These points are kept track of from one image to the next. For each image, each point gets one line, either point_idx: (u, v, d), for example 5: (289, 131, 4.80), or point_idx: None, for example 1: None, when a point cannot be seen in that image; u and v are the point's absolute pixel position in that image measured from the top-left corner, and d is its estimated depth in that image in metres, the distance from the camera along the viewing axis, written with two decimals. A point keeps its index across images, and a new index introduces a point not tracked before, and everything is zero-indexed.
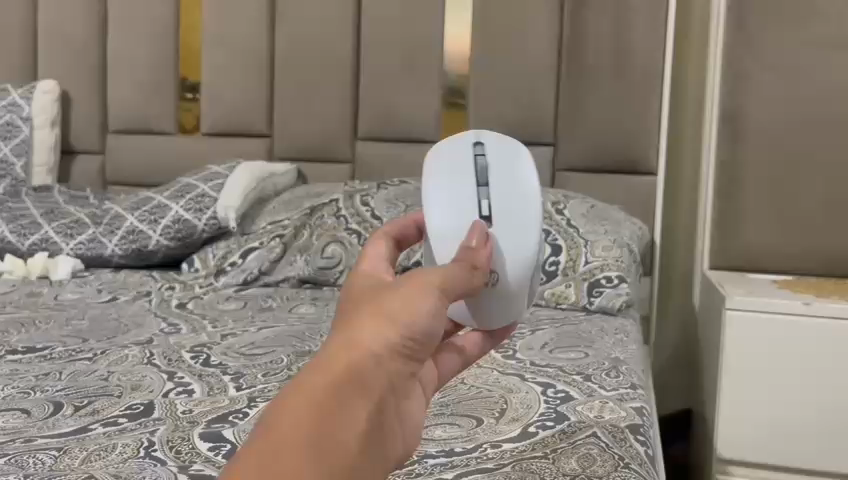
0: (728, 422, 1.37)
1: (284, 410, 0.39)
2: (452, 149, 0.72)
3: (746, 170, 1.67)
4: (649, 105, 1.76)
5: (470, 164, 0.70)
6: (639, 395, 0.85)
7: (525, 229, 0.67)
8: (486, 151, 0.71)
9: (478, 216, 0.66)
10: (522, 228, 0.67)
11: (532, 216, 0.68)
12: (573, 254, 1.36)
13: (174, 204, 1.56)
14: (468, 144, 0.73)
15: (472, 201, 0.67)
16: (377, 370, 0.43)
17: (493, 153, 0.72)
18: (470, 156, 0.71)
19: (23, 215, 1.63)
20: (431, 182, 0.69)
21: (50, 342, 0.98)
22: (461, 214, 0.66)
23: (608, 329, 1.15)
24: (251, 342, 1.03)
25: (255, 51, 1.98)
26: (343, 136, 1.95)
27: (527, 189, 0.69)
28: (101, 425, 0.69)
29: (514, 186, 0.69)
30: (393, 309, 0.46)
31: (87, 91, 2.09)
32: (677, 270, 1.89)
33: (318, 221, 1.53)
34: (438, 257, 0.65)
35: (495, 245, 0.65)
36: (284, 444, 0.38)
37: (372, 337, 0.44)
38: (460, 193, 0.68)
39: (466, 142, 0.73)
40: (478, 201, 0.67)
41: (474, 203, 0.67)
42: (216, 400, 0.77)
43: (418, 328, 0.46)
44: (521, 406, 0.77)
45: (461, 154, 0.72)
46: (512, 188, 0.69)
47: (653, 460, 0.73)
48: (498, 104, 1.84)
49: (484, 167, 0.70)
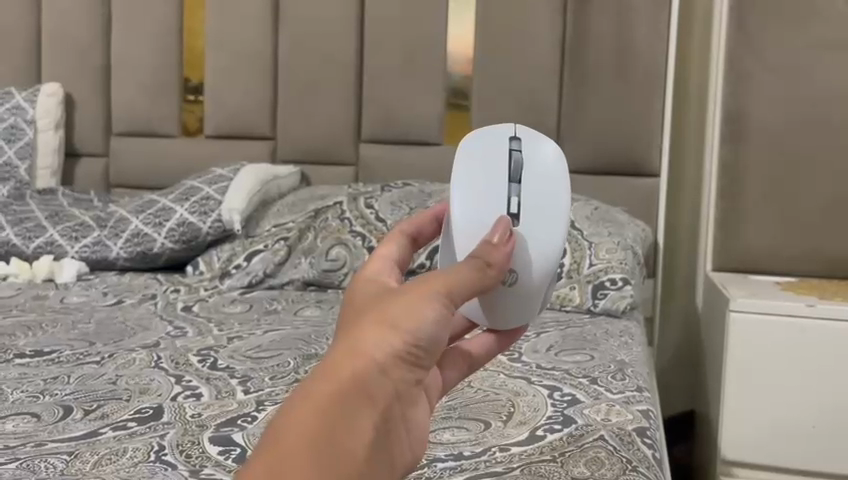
0: (732, 424, 1.37)
1: (289, 418, 0.41)
2: (489, 140, 0.71)
3: (749, 172, 1.68)
4: (652, 107, 1.76)
5: (504, 159, 0.69)
6: (646, 398, 0.85)
7: (552, 230, 0.66)
8: (522, 148, 0.70)
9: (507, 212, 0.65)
10: (550, 230, 0.66)
11: (560, 218, 0.67)
12: (577, 257, 1.36)
13: (178, 207, 1.56)
14: (504, 137, 0.71)
15: (502, 196, 0.66)
16: (380, 376, 0.45)
17: (528, 149, 0.71)
18: (503, 150, 0.70)
19: (28, 218, 1.64)
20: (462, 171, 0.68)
21: (58, 346, 0.98)
22: (490, 208, 0.65)
23: (612, 331, 1.15)
24: (257, 345, 1.03)
25: (258, 54, 1.99)
26: (346, 138, 1.95)
27: (557, 190, 0.69)
28: (110, 429, 0.69)
29: (547, 186, 0.68)
30: (397, 316, 0.47)
31: (90, 94, 2.09)
32: (680, 272, 1.90)
33: (322, 223, 1.54)
34: (458, 252, 0.64)
35: (521, 244, 0.64)
36: (290, 453, 0.40)
37: (375, 345, 0.45)
38: (490, 187, 0.67)
39: (504, 135, 0.72)
40: (508, 198, 0.66)
41: (504, 199, 0.66)
42: (224, 404, 0.77)
43: (421, 335, 0.47)
44: (529, 409, 0.77)
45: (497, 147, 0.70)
46: (544, 189, 0.68)
47: (660, 462, 0.73)
48: (501, 107, 1.84)
49: (518, 163, 0.69)
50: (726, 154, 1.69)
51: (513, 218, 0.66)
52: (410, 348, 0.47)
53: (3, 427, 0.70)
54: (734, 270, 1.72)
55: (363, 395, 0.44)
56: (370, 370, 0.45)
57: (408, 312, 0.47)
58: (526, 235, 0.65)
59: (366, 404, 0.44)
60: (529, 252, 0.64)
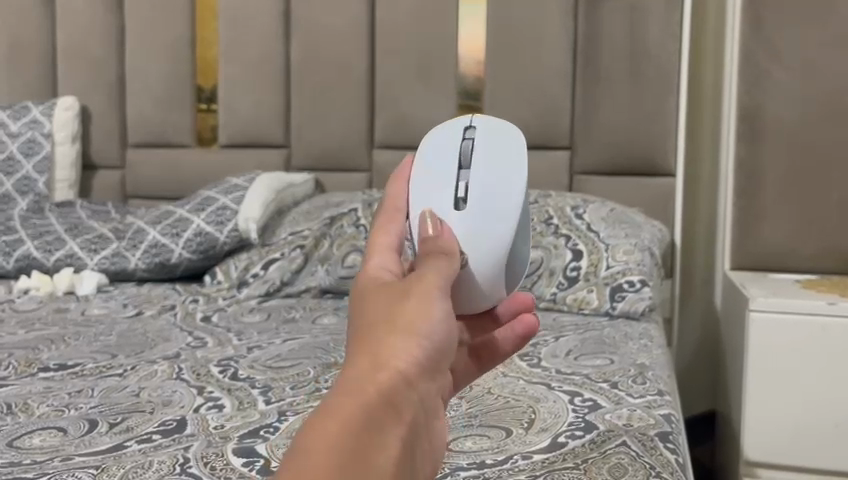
0: (754, 424, 1.36)
1: (321, 424, 0.43)
2: (447, 129, 0.72)
3: (767, 169, 1.66)
4: (666, 106, 1.75)
5: (459, 147, 0.70)
6: (667, 402, 0.84)
7: (497, 198, 0.66)
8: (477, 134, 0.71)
9: (450, 208, 0.65)
10: (497, 213, 0.66)
11: (511, 196, 0.67)
12: (594, 259, 1.37)
13: (196, 218, 1.57)
14: (459, 128, 0.72)
15: (448, 186, 0.67)
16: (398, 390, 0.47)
17: (483, 132, 0.71)
18: (459, 136, 0.71)
19: (48, 231, 1.65)
20: (411, 175, 0.69)
21: (81, 359, 0.99)
22: (426, 196, 0.66)
23: (631, 334, 1.15)
24: (278, 354, 1.04)
25: (271, 63, 2.00)
26: (360, 144, 1.96)
27: (510, 172, 0.68)
28: (136, 442, 0.70)
29: (496, 171, 0.68)
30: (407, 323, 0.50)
31: (106, 107, 2.11)
32: (698, 272, 1.89)
33: (338, 231, 1.55)
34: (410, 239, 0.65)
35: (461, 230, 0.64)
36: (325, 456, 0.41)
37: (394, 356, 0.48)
38: (441, 183, 0.67)
39: (462, 119, 0.73)
40: (452, 186, 0.67)
41: (451, 186, 0.67)
42: (247, 415, 0.78)
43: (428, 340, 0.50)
44: (549, 415, 0.77)
45: (454, 134, 0.71)
46: (498, 173, 0.68)
47: (684, 467, 0.72)
48: (514, 110, 1.84)
49: (470, 149, 0.69)
50: (742, 152, 1.67)
51: (460, 211, 0.65)
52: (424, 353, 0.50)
53: (30, 441, 0.70)
54: (753, 267, 1.71)
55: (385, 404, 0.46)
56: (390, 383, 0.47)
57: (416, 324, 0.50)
58: (476, 222, 0.65)
59: (390, 417, 0.46)
60: (466, 227, 0.64)
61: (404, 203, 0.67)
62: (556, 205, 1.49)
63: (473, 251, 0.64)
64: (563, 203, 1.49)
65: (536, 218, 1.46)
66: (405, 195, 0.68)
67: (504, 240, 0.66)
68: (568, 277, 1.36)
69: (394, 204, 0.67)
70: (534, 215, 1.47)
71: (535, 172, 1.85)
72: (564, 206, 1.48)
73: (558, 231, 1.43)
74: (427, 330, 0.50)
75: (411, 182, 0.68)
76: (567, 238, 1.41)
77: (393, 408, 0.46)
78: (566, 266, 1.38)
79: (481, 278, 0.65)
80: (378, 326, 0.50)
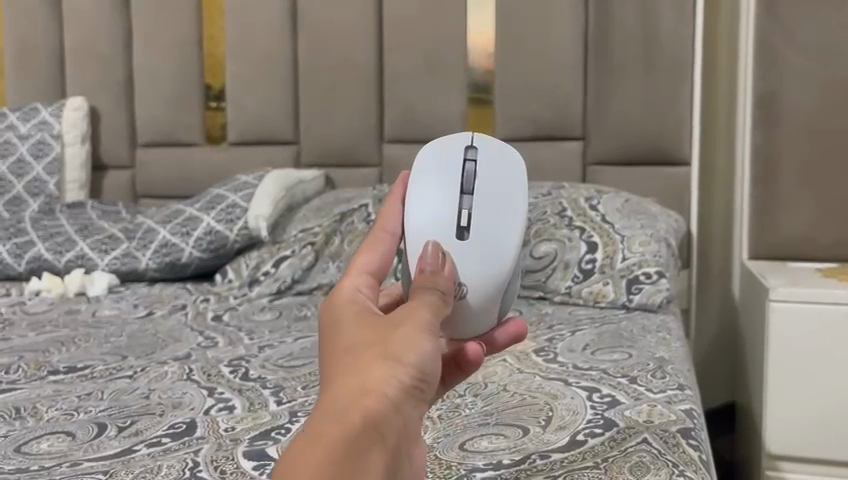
0: (776, 417, 1.33)
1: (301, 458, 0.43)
2: (446, 148, 0.71)
3: (783, 157, 1.63)
4: (680, 95, 1.72)
5: (460, 170, 0.69)
6: (688, 396, 0.82)
7: (496, 228, 0.67)
8: (478, 156, 0.70)
9: (453, 236, 0.65)
10: (496, 246, 0.66)
11: (510, 231, 0.67)
12: (609, 251, 1.34)
13: (205, 216, 1.57)
14: (460, 146, 0.71)
15: (451, 212, 0.66)
16: (383, 418, 0.47)
17: (484, 155, 0.70)
18: (459, 158, 0.70)
19: (58, 232, 1.65)
20: (411, 195, 0.67)
21: (91, 361, 0.98)
22: (425, 221, 0.65)
23: (649, 327, 1.13)
24: (289, 353, 1.02)
25: (279, 59, 1.98)
26: (369, 139, 1.94)
27: (511, 204, 0.68)
28: (145, 446, 0.68)
29: (497, 201, 0.68)
30: (395, 348, 0.49)
31: (115, 107, 2.11)
32: (715, 261, 1.86)
33: (349, 228, 1.54)
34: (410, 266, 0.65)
35: (459, 260, 0.64)
36: None
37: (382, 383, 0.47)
38: (443, 207, 0.66)
39: (462, 139, 0.72)
40: (455, 212, 0.66)
41: (453, 211, 0.66)
42: (258, 416, 0.76)
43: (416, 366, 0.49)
44: (568, 413, 0.75)
45: (453, 155, 0.70)
46: (497, 201, 0.68)
47: (708, 464, 0.70)
48: (524, 102, 1.82)
49: (471, 173, 0.69)
50: (758, 139, 1.64)
51: (462, 241, 0.65)
52: (410, 378, 0.48)
53: (38, 447, 0.69)
54: (772, 256, 1.67)
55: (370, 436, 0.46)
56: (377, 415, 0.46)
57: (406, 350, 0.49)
58: (477, 254, 0.65)
59: (372, 443, 0.46)
60: (466, 257, 0.65)
61: (398, 224, 0.66)
62: (569, 197, 1.47)
63: (471, 281, 0.64)
64: (577, 194, 1.47)
65: (549, 210, 1.44)
66: (398, 217, 0.66)
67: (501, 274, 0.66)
68: (582, 270, 1.34)
69: (385, 221, 0.66)
70: (547, 208, 1.45)
71: (546, 164, 1.82)
72: (577, 197, 1.46)
73: (572, 223, 1.40)
74: (416, 358, 0.49)
75: (409, 203, 0.67)
76: (582, 230, 1.39)
77: (375, 436, 0.46)
78: (581, 258, 1.35)
79: (472, 310, 0.65)
80: (367, 349, 0.49)
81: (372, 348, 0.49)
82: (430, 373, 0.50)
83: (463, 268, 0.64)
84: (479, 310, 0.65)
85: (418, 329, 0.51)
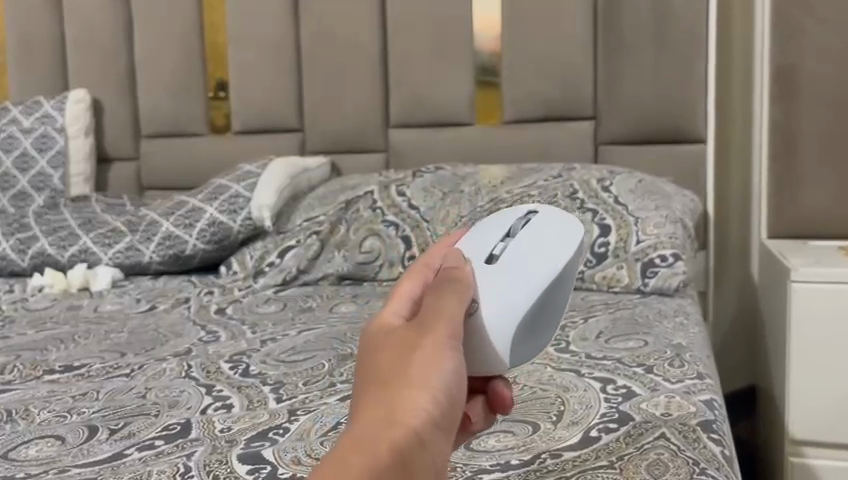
0: (800, 403, 1.29)
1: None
2: (513, 211, 0.72)
3: (802, 131, 1.58)
4: (695, 71, 1.67)
5: (514, 223, 0.69)
6: (709, 386, 0.78)
7: (533, 261, 0.63)
8: (536, 214, 0.70)
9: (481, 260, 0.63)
10: (527, 276, 0.62)
11: (548, 263, 0.63)
12: (623, 234, 1.30)
13: (208, 207, 1.54)
14: (525, 210, 0.72)
15: (487, 247, 0.65)
16: (413, 449, 0.43)
17: (544, 214, 0.70)
18: (519, 216, 0.70)
19: (61, 227, 1.62)
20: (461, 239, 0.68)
21: (89, 359, 0.96)
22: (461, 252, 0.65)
23: (666, 311, 1.09)
24: (292, 347, 0.99)
25: (282, 45, 1.94)
26: (375, 124, 1.90)
27: (556, 244, 0.65)
28: (137, 449, 0.65)
29: (541, 242, 0.65)
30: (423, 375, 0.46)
31: (118, 98, 2.08)
32: (733, 241, 1.80)
33: (355, 216, 1.50)
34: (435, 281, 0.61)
35: (478, 279, 0.61)
36: None
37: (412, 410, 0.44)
38: (481, 246, 0.65)
39: (531, 206, 0.72)
40: (491, 246, 0.65)
41: (489, 246, 0.65)
42: (255, 415, 0.73)
43: (444, 394, 0.46)
44: (580, 407, 0.71)
45: (516, 214, 0.71)
46: (540, 242, 0.65)
47: (731, 459, 0.66)
48: (533, 82, 1.77)
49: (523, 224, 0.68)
50: (776, 114, 1.59)
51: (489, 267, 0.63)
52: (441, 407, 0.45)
53: (26, 452, 0.66)
54: (792, 235, 1.62)
55: (401, 467, 0.42)
56: (407, 443, 0.43)
57: (432, 378, 0.46)
58: (501, 277, 0.61)
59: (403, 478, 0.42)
60: (487, 275, 0.61)
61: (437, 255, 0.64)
62: (581, 178, 1.42)
63: (487, 300, 0.59)
64: (588, 176, 1.42)
65: (560, 193, 1.39)
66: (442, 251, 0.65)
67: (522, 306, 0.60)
68: (595, 254, 1.30)
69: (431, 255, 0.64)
70: (558, 191, 1.40)
71: (556, 145, 1.77)
72: (589, 179, 1.41)
73: (584, 205, 1.36)
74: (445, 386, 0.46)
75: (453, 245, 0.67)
76: (594, 212, 1.34)
77: (404, 469, 0.42)
78: (593, 242, 1.31)
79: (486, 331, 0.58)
80: (394, 374, 0.46)
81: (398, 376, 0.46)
82: (457, 404, 0.47)
83: (482, 287, 0.60)
84: (493, 331, 0.58)
85: (444, 355, 0.48)
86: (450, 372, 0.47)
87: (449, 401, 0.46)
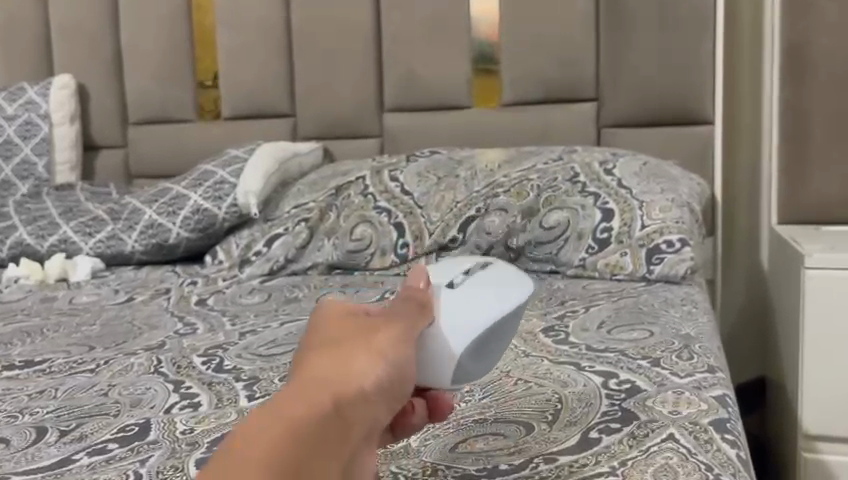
0: (815, 395, 1.22)
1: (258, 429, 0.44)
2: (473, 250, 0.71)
3: (814, 111, 1.51)
4: (702, 49, 1.60)
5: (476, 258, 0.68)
6: (721, 380, 0.71)
7: (492, 292, 0.61)
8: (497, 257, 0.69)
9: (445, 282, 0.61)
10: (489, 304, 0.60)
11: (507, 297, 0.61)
12: (626, 218, 1.23)
13: (192, 193, 1.47)
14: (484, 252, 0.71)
15: (448, 275, 0.63)
16: (355, 409, 0.46)
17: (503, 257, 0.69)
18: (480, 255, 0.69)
19: (41, 215, 1.56)
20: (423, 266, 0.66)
21: (53, 354, 0.89)
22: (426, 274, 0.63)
23: (672, 300, 1.02)
24: (272, 340, 0.93)
25: (272, 26, 1.87)
26: (369, 108, 1.83)
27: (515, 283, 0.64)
28: (87, 454, 0.59)
29: (497, 270, 0.65)
30: (374, 349, 0.49)
31: (103, 83, 2.01)
32: (741, 227, 1.73)
33: (345, 201, 1.43)
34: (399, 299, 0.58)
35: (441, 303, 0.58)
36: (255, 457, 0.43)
37: (358, 376, 0.47)
38: (443, 273, 0.64)
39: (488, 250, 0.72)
40: (453, 274, 0.63)
41: (450, 274, 0.63)
42: (222, 415, 0.66)
43: (394, 368, 0.49)
44: (579, 404, 0.64)
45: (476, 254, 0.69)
46: (499, 278, 0.64)
47: (748, 463, 0.59)
48: (533, 62, 1.70)
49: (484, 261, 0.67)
50: (787, 93, 1.52)
51: (451, 288, 0.61)
52: (387, 380, 0.48)
53: None
54: (805, 220, 1.55)
55: (336, 421, 0.46)
56: (347, 401, 0.46)
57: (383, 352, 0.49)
58: (463, 302, 0.59)
59: (337, 433, 0.45)
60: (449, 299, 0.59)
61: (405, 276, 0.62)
62: (582, 161, 1.35)
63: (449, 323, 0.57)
64: (590, 159, 1.35)
65: (560, 176, 1.32)
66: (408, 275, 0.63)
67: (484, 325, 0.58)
68: (597, 240, 1.23)
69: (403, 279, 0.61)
70: (558, 174, 1.33)
71: (557, 128, 1.70)
72: (591, 161, 1.34)
73: (586, 189, 1.29)
74: (395, 362, 0.49)
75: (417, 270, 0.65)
76: (596, 196, 1.28)
77: (339, 425, 0.46)
78: (596, 227, 1.24)
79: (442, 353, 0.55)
80: (349, 343, 0.50)
81: (351, 347, 0.50)
82: (405, 379, 0.50)
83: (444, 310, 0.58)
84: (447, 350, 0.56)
85: (398, 332, 0.52)
86: (401, 352, 0.50)
87: (398, 376, 0.49)
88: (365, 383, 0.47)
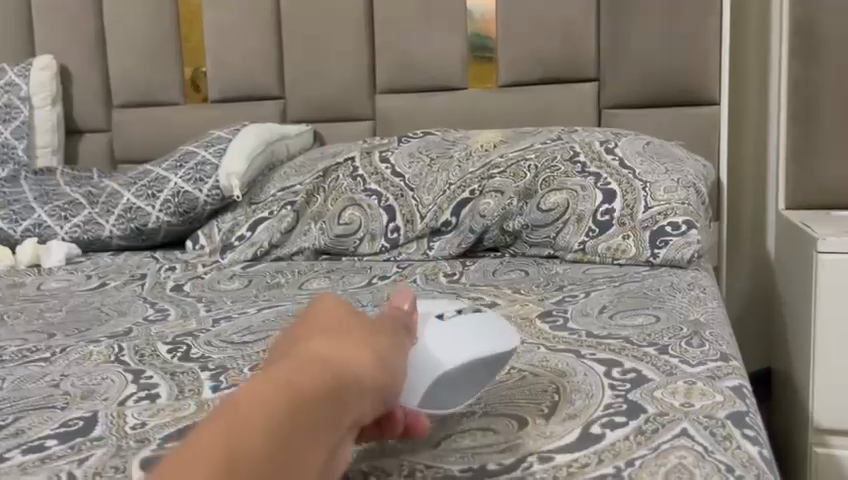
0: (829, 388, 1.15)
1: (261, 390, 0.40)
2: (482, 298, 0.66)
3: (825, 90, 1.43)
4: (707, 26, 1.52)
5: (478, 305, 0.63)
6: (736, 369, 0.64)
7: (477, 331, 0.56)
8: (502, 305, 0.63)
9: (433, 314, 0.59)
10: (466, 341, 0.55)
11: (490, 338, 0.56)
12: (629, 200, 1.16)
13: (173, 175, 1.40)
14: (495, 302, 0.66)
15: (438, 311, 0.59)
16: (353, 393, 0.43)
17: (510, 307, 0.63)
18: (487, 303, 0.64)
19: (15, 199, 1.49)
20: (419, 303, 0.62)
21: (8, 342, 0.82)
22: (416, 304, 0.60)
23: (678, 284, 0.95)
24: (247, 326, 0.86)
25: (259, 4, 1.80)
26: (360, 89, 1.76)
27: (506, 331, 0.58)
28: (21, 452, 0.52)
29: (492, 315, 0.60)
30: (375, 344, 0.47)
31: (85, 64, 1.94)
32: (748, 213, 1.66)
33: (333, 184, 1.36)
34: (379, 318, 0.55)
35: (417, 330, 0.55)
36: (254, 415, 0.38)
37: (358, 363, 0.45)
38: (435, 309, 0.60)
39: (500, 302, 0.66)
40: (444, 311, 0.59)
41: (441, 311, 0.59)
42: (179, 407, 0.59)
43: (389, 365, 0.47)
44: (579, 395, 0.57)
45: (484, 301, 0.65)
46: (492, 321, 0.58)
47: (772, 462, 0.52)
48: (531, 40, 1.62)
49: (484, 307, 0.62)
50: (796, 71, 1.44)
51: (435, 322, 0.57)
52: (385, 375, 0.46)
53: None
54: (816, 204, 1.47)
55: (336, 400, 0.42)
56: (347, 384, 0.43)
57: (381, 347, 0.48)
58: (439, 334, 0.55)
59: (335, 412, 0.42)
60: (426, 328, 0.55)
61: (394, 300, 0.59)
62: (582, 140, 1.28)
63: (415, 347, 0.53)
64: (590, 138, 1.28)
65: (559, 156, 1.25)
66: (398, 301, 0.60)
67: (448, 361, 0.53)
68: (599, 223, 1.16)
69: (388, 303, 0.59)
70: (556, 154, 1.25)
71: (556, 109, 1.62)
72: (591, 140, 1.27)
73: (586, 170, 1.22)
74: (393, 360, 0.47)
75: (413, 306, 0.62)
76: (597, 177, 1.21)
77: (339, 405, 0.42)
78: (596, 209, 1.17)
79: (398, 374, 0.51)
80: (347, 331, 0.47)
81: (350, 334, 0.47)
82: (397, 379, 0.48)
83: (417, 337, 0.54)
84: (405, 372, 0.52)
85: (392, 336, 0.50)
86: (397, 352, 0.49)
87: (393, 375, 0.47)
88: (362, 373, 0.44)
